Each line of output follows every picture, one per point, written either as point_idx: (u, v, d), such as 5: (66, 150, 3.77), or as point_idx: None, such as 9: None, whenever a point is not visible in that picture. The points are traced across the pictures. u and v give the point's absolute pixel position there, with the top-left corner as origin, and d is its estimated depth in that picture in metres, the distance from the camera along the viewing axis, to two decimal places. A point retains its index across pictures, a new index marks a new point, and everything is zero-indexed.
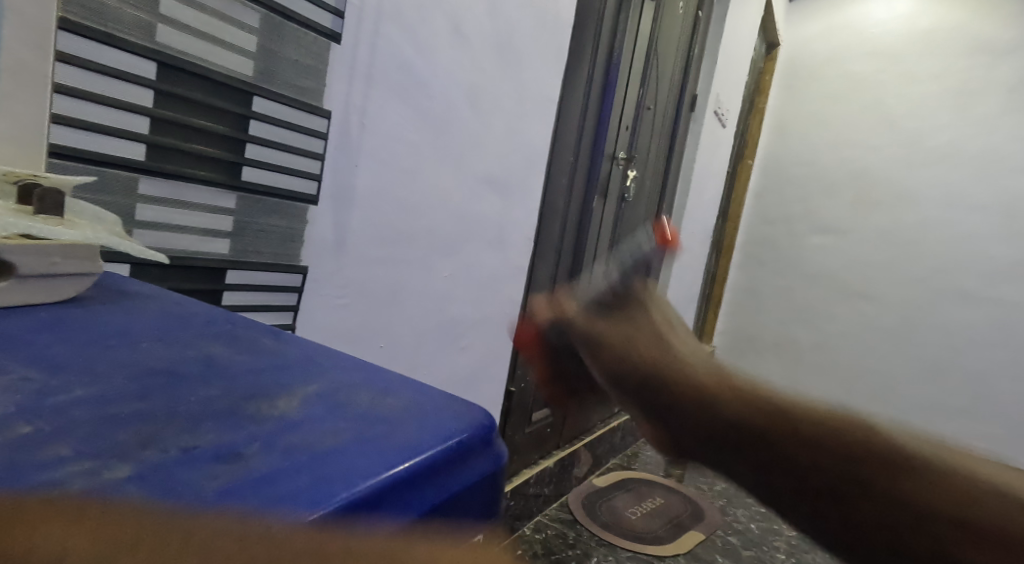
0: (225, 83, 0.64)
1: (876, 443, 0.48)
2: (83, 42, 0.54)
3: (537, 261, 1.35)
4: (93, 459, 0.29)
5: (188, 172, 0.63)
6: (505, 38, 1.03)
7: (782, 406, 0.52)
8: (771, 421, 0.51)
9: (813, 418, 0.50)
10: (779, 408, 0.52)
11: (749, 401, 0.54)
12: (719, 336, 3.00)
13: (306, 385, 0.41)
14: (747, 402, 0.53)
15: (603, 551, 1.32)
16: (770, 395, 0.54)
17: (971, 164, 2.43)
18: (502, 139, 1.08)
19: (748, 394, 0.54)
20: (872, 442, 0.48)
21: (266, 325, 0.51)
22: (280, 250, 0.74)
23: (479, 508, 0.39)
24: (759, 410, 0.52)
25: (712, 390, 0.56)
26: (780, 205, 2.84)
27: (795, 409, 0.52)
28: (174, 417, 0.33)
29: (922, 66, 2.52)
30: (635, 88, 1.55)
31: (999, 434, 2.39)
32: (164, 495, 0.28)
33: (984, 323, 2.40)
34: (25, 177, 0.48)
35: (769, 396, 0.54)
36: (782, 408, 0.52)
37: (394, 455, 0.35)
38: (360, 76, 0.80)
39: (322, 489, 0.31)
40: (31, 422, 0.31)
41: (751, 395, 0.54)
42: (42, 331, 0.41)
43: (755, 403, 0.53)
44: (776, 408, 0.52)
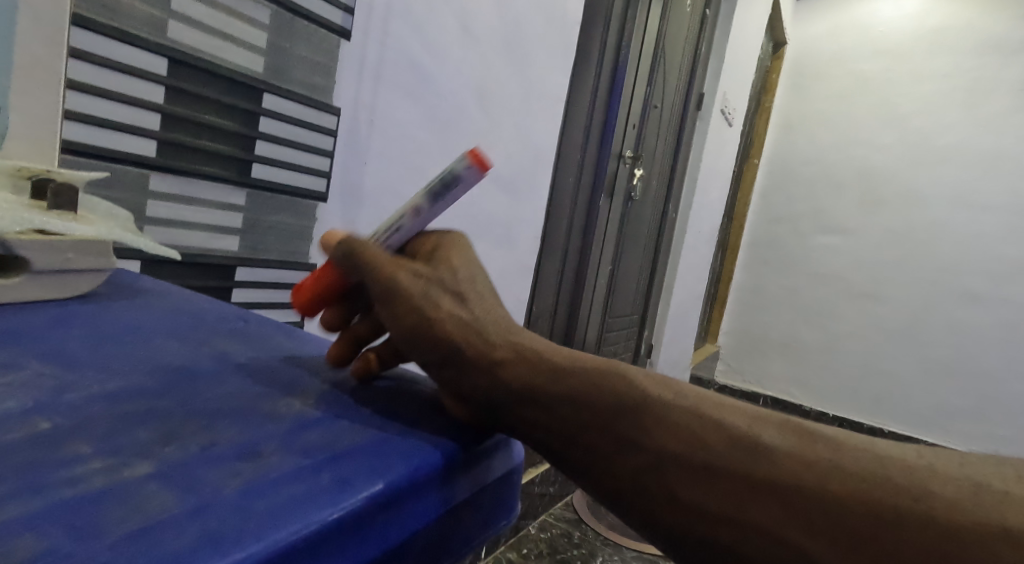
0: (237, 79, 0.64)
1: (840, 472, 0.35)
2: (94, 37, 0.54)
3: (543, 259, 1.35)
4: (113, 456, 0.29)
5: (199, 168, 0.63)
6: (514, 37, 1.02)
7: (711, 428, 0.38)
8: (697, 450, 0.38)
9: (752, 446, 0.37)
10: (704, 431, 0.38)
11: (668, 425, 0.39)
12: (724, 336, 2.99)
13: (320, 386, 0.41)
14: (660, 426, 0.39)
15: (608, 551, 1.31)
16: (692, 411, 0.39)
17: (979, 164, 2.42)
18: (510, 137, 1.08)
19: (660, 412, 0.39)
20: (833, 472, 0.35)
21: (278, 323, 0.51)
22: (290, 248, 0.74)
23: (494, 509, 0.39)
24: (671, 438, 0.38)
25: (610, 420, 0.39)
26: (786, 205, 2.83)
27: (727, 428, 0.38)
28: (190, 415, 0.33)
29: (930, 65, 2.51)
30: (642, 86, 1.55)
31: (1007, 435, 2.37)
32: (186, 493, 0.28)
33: (992, 324, 2.39)
34: (38, 173, 0.48)
35: (691, 415, 0.39)
36: (710, 427, 0.38)
37: (412, 454, 0.35)
38: (369, 73, 0.79)
39: (344, 487, 0.30)
40: (48, 419, 0.30)
41: (668, 414, 0.39)
42: (56, 327, 0.41)
43: (673, 425, 0.39)
44: (704, 433, 0.38)
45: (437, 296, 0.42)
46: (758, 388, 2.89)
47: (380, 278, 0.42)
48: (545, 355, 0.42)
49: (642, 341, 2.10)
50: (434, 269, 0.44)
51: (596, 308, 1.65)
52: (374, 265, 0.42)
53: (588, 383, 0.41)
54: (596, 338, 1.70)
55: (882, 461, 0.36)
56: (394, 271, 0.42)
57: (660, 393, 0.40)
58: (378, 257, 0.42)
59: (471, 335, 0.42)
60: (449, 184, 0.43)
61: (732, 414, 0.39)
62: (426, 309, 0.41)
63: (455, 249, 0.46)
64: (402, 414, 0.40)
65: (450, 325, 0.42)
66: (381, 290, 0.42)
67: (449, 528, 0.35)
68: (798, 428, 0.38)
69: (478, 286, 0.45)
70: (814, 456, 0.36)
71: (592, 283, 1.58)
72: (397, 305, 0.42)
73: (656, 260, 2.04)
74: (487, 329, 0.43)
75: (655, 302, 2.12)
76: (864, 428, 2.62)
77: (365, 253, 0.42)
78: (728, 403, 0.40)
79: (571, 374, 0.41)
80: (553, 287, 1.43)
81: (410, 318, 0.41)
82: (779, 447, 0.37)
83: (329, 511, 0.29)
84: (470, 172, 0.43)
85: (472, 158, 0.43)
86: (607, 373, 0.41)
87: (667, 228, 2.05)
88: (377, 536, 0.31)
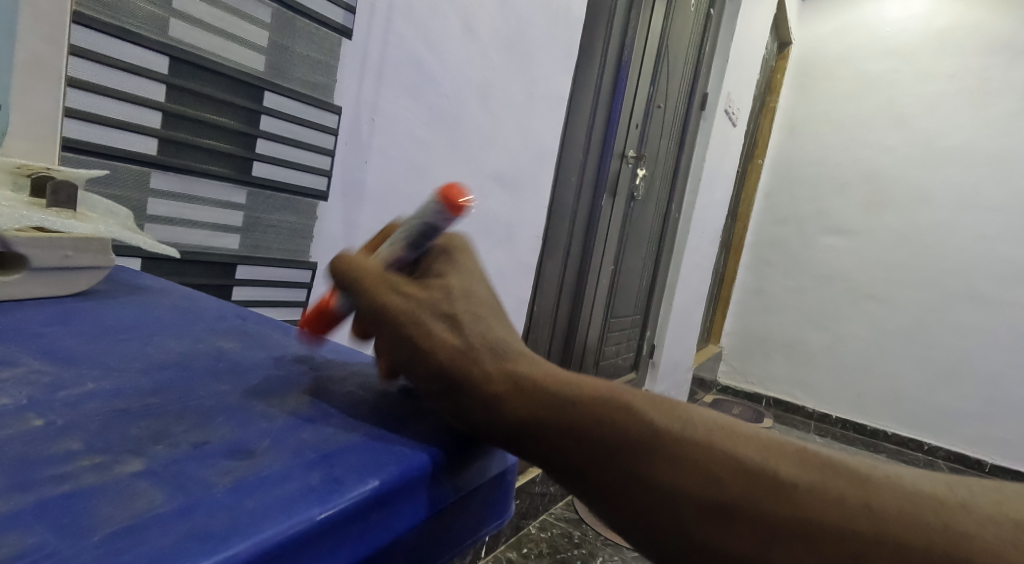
0: (237, 78, 0.64)
1: (864, 512, 0.36)
2: (96, 36, 0.54)
3: (545, 258, 1.35)
4: (104, 453, 0.29)
5: (199, 166, 0.63)
6: (514, 36, 1.02)
7: (729, 464, 0.38)
8: (714, 487, 0.38)
9: (771, 484, 0.37)
10: (722, 467, 0.38)
11: (685, 461, 0.38)
12: (728, 336, 2.98)
13: (315, 386, 0.41)
14: (675, 463, 0.39)
15: (608, 551, 1.31)
16: (707, 446, 0.39)
17: (987, 166, 2.41)
18: (512, 136, 1.08)
19: (676, 448, 0.39)
20: (858, 513, 0.36)
21: (276, 321, 0.51)
22: (290, 246, 0.74)
23: (483, 511, 0.40)
24: (687, 476, 0.38)
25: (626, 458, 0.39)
26: (789, 205, 2.82)
27: (747, 465, 0.38)
28: (185, 412, 0.33)
29: (938, 65, 2.50)
30: (645, 85, 1.54)
31: (1009, 439, 2.38)
32: (175, 492, 0.28)
33: (998, 326, 2.38)
34: (39, 171, 0.48)
35: (704, 447, 0.39)
36: (726, 463, 0.38)
37: (401, 453, 0.35)
38: (370, 71, 0.79)
39: (334, 486, 0.30)
40: (42, 415, 0.31)
41: (684, 450, 0.39)
42: (54, 323, 0.41)
43: (689, 464, 0.38)
44: (721, 472, 0.38)
45: (428, 316, 0.42)
46: (761, 389, 2.88)
47: (371, 301, 0.42)
48: (544, 383, 0.42)
49: (644, 341, 2.10)
50: (426, 288, 0.44)
51: (598, 308, 1.65)
52: (364, 282, 0.43)
53: (599, 418, 0.40)
54: (598, 337, 1.70)
55: (904, 499, 0.36)
56: (382, 291, 0.43)
57: (671, 426, 0.40)
58: (367, 278, 0.43)
59: (466, 362, 0.41)
60: (423, 227, 0.44)
61: (750, 449, 0.39)
62: (416, 330, 0.42)
63: (450, 265, 0.46)
64: (395, 416, 0.40)
65: (442, 350, 0.42)
66: (373, 309, 0.42)
67: (437, 529, 0.36)
68: (814, 460, 0.39)
69: (475, 303, 0.45)
70: (837, 496, 0.36)
71: (594, 282, 1.58)
72: (390, 323, 0.42)
73: (660, 259, 2.04)
74: (481, 353, 0.42)
75: (657, 303, 2.12)
76: (868, 431, 2.62)
77: (355, 268, 0.43)
78: (738, 432, 0.40)
79: (577, 408, 0.41)
80: (554, 286, 1.42)
81: (402, 341, 0.42)
82: (799, 484, 0.37)
83: (316, 510, 0.29)
84: (439, 213, 0.43)
85: (442, 198, 0.42)
86: (617, 405, 0.41)
87: (670, 228, 2.05)
88: (368, 535, 0.31)
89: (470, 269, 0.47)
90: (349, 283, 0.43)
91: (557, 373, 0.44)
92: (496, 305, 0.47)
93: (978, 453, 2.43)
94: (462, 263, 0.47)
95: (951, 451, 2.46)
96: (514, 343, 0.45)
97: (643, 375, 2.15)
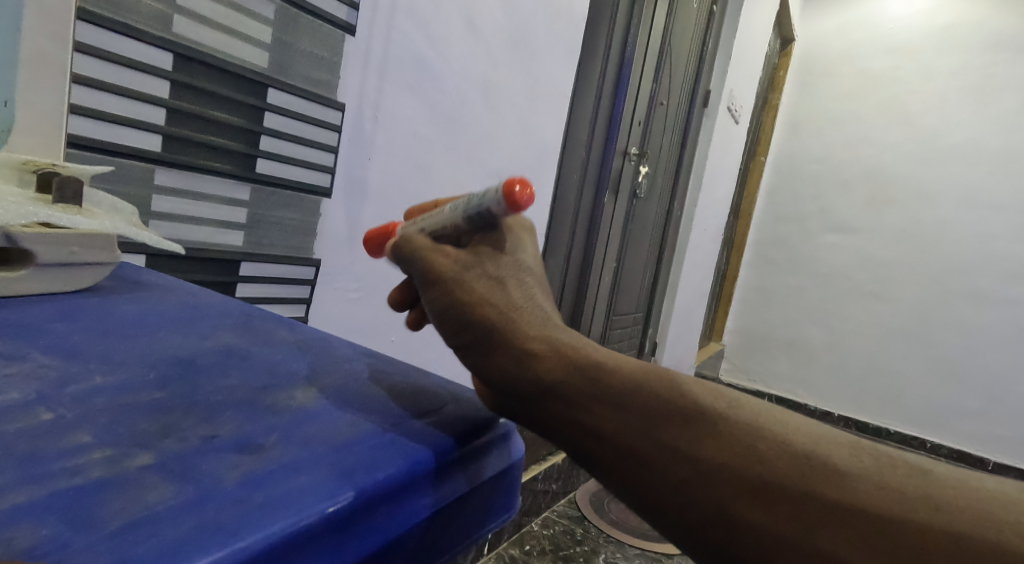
0: (241, 74, 0.64)
1: (917, 497, 0.36)
2: (100, 33, 0.54)
3: (547, 256, 1.35)
4: (114, 446, 0.29)
5: (203, 163, 0.63)
6: (517, 33, 1.02)
7: (775, 442, 0.39)
8: (761, 465, 0.38)
9: (817, 464, 0.37)
10: (769, 446, 0.38)
11: (730, 437, 0.39)
12: (730, 334, 2.98)
13: (321, 381, 0.41)
14: (720, 438, 0.39)
15: (610, 548, 1.31)
16: (754, 425, 0.39)
17: (990, 164, 2.40)
18: (514, 134, 1.08)
19: (723, 426, 0.39)
20: (910, 498, 0.36)
21: (281, 317, 0.51)
22: (294, 243, 0.74)
23: (490, 506, 0.40)
24: (731, 452, 0.38)
25: (668, 429, 0.39)
26: (791, 203, 2.82)
27: (795, 446, 0.38)
28: (192, 406, 0.33)
29: (941, 62, 2.49)
30: (648, 82, 1.54)
31: (1012, 437, 2.38)
32: (185, 484, 0.28)
33: (1000, 324, 2.38)
34: (44, 167, 0.48)
35: (751, 426, 0.39)
36: (774, 444, 0.39)
37: (409, 447, 0.35)
38: (373, 68, 0.79)
39: (344, 480, 0.31)
40: (51, 409, 0.31)
41: (730, 428, 0.39)
42: (60, 319, 0.41)
43: (733, 439, 0.39)
44: (767, 449, 0.38)
45: (478, 279, 0.44)
46: (763, 387, 2.88)
47: (424, 264, 0.45)
48: (589, 357, 0.42)
49: (646, 339, 2.09)
50: (478, 253, 0.45)
51: (600, 306, 1.65)
52: (420, 251, 0.45)
53: (645, 393, 0.41)
54: (600, 335, 1.70)
55: (955, 489, 0.37)
56: (436, 255, 0.45)
57: (718, 405, 0.41)
58: (423, 245, 0.45)
59: (511, 326, 0.43)
60: (481, 205, 0.44)
61: (797, 433, 0.39)
62: (464, 292, 0.43)
63: (507, 234, 0.47)
64: (401, 410, 0.40)
65: (489, 311, 0.43)
66: (427, 271, 0.44)
67: (444, 523, 0.36)
68: (866, 452, 0.39)
69: (524, 272, 0.45)
70: (887, 482, 0.37)
71: (596, 280, 1.58)
72: (440, 285, 0.44)
73: (662, 257, 2.04)
74: (529, 319, 0.43)
75: (659, 300, 2.12)
76: (870, 428, 2.62)
77: (412, 242, 0.46)
78: (787, 418, 0.41)
79: (621, 381, 0.41)
80: (557, 284, 1.42)
81: (451, 301, 0.43)
82: (849, 468, 0.37)
83: (326, 504, 0.29)
84: (500, 201, 0.43)
85: (506, 191, 0.42)
86: (663, 384, 0.41)
87: (671, 226, 2.05)
88: (376, 530, 0.31)
89: (523, 242, 0.48)
90: (404, 252, 0.46)
91: (603, 352, 0.44)
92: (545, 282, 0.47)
93: (980, 451, 2.42)
94: (517, 235, 0.48)
95: (953, 450, 2.45)
96: (559, 317, 0.46)
97: None
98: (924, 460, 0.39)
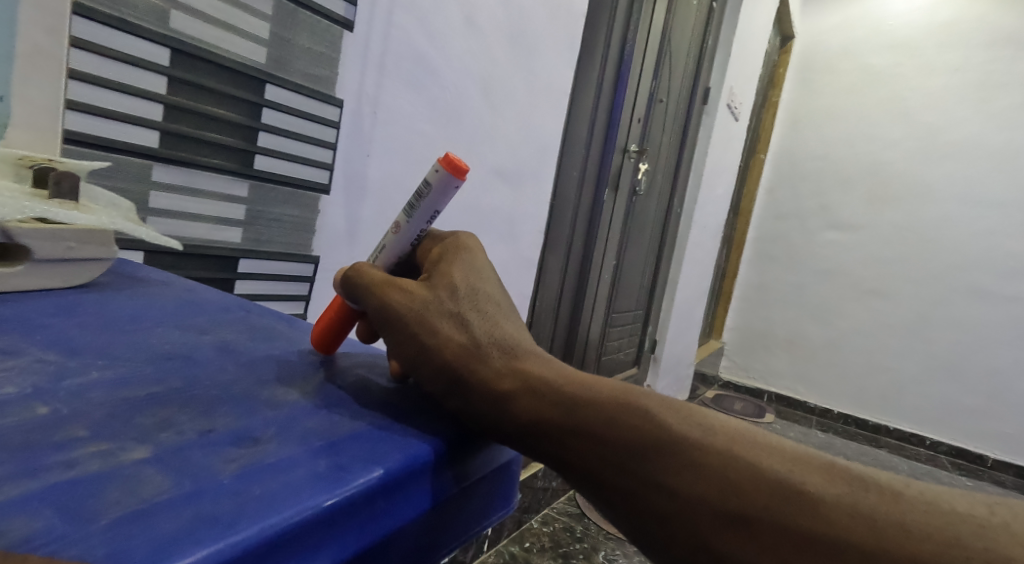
0: (239, 70, 0.64)
1: (896, 527, 0.36)
2: (97, 27, 0.54)
3: (546, 253, 1.34)
4: (109, 440, 0.29)
5: (201, 159, 0.63)
6: (516, 29, 1.02)
7: (751, 473, 0.38)
8: (736, 497, 0.37)
9: (794, 495, 0.37)
10: (744, 476, 0.38)
11: (705, 469, 0.38)
12: (729, 332, 2.98)
13: (319, 376, 0.41)
14: (695, 471, 0.38)
15: (610, 545, 1.31)
16: (728, 453, 0.39)
17: (991, 160, 2.40)
18: (514, 130, 1.07)
19: (698, 455, 0.39)
20: (888, 529, 0.36)
21: (279, 313, 0.51)
22: (293, 240, 0.74)
23: (487, 502, 0.40)
24: (708, 485, 0.38)
25: (642, 463, 0.39)
26: (792, 200, 2.82)
27: (771, 475, 0.38)
28: (189, 400, 0.33)
29: (941, 59, 2.49)
30: (647, 78, 1.54)
31: (1011, 434, 2.38)
32: (181, 478, 0.28)
33: (1000, 321, 2.39)
34: (40, 162, 0.48)
35: (725, 456, 0.39)
36: (749, 471, 0.38)
37: (405, 442, 0.35)
38: (372, 64, 0.79)
39: (340, 475, 0.30)
40: (47, 403, 0.31)
41: (705, 459, 0.38)
42: (57, 314, 0.41)
43: (708, 471, 0.38)
44: (743, 481, 0.38)
45: (433, 315, 0.42)
46: (762, 385, 2.87)
47: (379, 302, 0.43)
48: (557, 386, 0.41)
49: (646, 336, 2.09)
50: (433, 287, 0.43)
51: (600, 304, 1.65)
52: (373, 286, 0.43)
53: (614, 422, 0.40)
54: (599, 333, 1.70)
55: (939, 517, 0.36)
56: (389, 293, 0.43)
57: (691, 433, 0.40)
58: (374, 282, 0.43)
59: (473, 360, 0.41)
60: (423, 192, 0.44)
61: (773, 457, 0.39)
62: (422, 331, 0.41)
63: (460, 260, 0.46)
64: (398, 406, 0.40)
65: (447, 348, 0.41)
66: (380, 311, 0.42)
67: (441, 518, 0.36)
68: (841, 474, 0.39)
69: (481, 299, 0.44)
70: (865, 510, 0.36)
71: (596, 276, 1.58)
72: (396, 325, 0.42)
73: (662, 254, 2.04)
74: (489, 351, 0.42)
75: (659, 298, 2.11)
76: (870, 425, 2.62)
77: (364, 277, 0.43)
78: (762, 442, 0.40)
79: (592, 413, 0.40)
80: (557, 280, 1.42)
81: (409, 342, 0.41)
82: (826, 496, 0.37)
83: (323, 498, 0.29)
84: (441, 178, 0.43)
85: (442, 162, 0.43)
86: (633, 409, 0.40)
87: (671, 223, 2.04)
88: (375, 523, 0.31)
89: (479, 265, 0.46)
90: (356, 289, 0.44)
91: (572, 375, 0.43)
92: (507, 304, 0.46)
93: (980, 448, 2.43)
94: (471, 257, 0.46)
95: (953, 447, 2.46)
96: (525, 341, 0.44)
97: (645, 370, 2.15)
98: (901, 478, 0.40)
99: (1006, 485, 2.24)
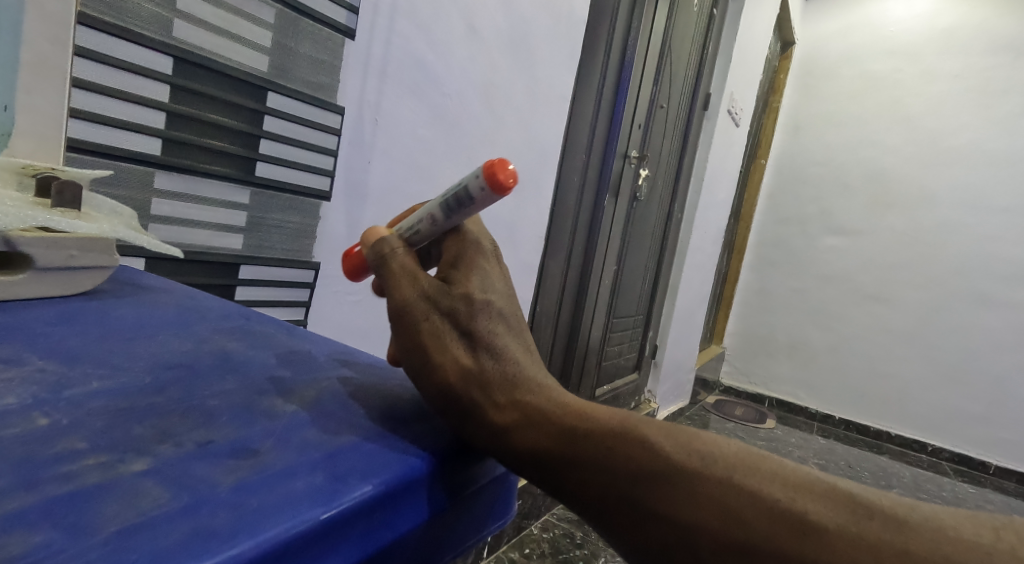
0: (240, 78, 0.64)
1: (899, 557, 0.36)
2: (100, 36, 0.54)
3: (545, 258, 1.35)
4: (109, 452, 0.29)
5: (203, 167, 0.63)
6: (517, 37, 1.02)
7: (753, 501, 0.38)
8: (737, 527, 0.37)
9: (796, 523, 0.37)
10: (746, 505, 0.38)
11: (707, 499, 0.38)
12: (729, 337, 2.98)
13: (316, 385, 0.41)
14: (697, 500, 0.38)
15: (610, 551, 1.31)
16: (730, 482, 0.39)
17: (991, 166, 2.41)
18: (514, 137, 1.08)
19: (699, 484, 0.39)
20: (892, 559, 0.35)
21: (279, 321, 0.52)
22: (293, 246, 0.74)
23: (486, 512, 0.40)
24: (710, 513, 0.38)
25: (643, 491, 0.39)
26: (793, 205, 2.82)
27: (771, 504, 0.38)
28: (189, 411, 0.34)
29: (942, 65, 2.50)
30: (648, 84, 1.54)
31: (1013, 440, 2.38)
32: (179, 491, 0.28)
33: (1001, 328, 2.39)
34: (43, 171, 0.49)
35: (727, 485, 0.39)
36: (752, 502, 0.38)
37: (400, 454, 0.35)
38: (374, 72, 0.79)
39: (337, 488, 0.31)
40: (48, 414, 0.31)
41: (706, 488, 0.38)
42: (59, 323, 0.41)
43: (709, 501, 0.38)
44: (745, 510, 0.38)
45: (446, 331, 0.42)
46: (763, 390, 2.88)
47: (397, 301, 0.43)
48: (559, 414, 0.41)
49: (646, 342, 2.09)
50: (451, 295, 0.43)
51: (600, 309, 1.65)
52: (397, 280, 0.43)
53: (616, 451, 0.40)
54: (600, 339, 1.70)
55: (943, 545, 0.36)
56: (409, 293, 0.43)
57: (691, 462, 0.39)
58: (401, 273, 0.43)
59: (480, 381, 0.41)
60: (461, 198, 0.43)
61: (776, 484, 0.39)
62: (433, 343, 0.42)
63: (478, 270, 0.45)
64: (397, 418, 0.40)
65: (457, 365, 0.42)
66: (397, 308, 0.43)
67: (439, 529, 0.36)
68: (845, 501, 0.38)
69: (495, 318, 0.44)
70: (868, 541, 0.36)
71: (596, 282, 1.58)
72: (410, 330, 0.42)
73: (663, 259, 2.04)
74: (494, 374, 0.42)
75: (659, 303, 2.11)
76: (871, 431, 2.61)
77: (393, 263, 0.44)
78: (765, 468, 0.40)
79: (596, 440, 0.40)
80: (557, 285, 1.42)
81: (418, 351, 0.42)
82: (829, 525, 0.37)
83: (320, 510, 0.29)
84: (483, 192, 0.41)
85: (490, 176, 0.40)
86: (634, 439, 0.40)
87: (672, 229, 2.04)
88: (372, 535, 0.31)
89: (495, 279, 0.46)
90: (383, 272, 0.44)
91: (576, 403, 0.43)
92: (518, 324, 0.46)
93: (982, 454, 2.42)
94: (489, 268, 0.46)
95: (955, 453, 2.45)
96: (530, 368, 0.44)
97: (645, 375, 2.15)
98: (905, 502, 0.39)
99: (1008, 492, 2.23)
